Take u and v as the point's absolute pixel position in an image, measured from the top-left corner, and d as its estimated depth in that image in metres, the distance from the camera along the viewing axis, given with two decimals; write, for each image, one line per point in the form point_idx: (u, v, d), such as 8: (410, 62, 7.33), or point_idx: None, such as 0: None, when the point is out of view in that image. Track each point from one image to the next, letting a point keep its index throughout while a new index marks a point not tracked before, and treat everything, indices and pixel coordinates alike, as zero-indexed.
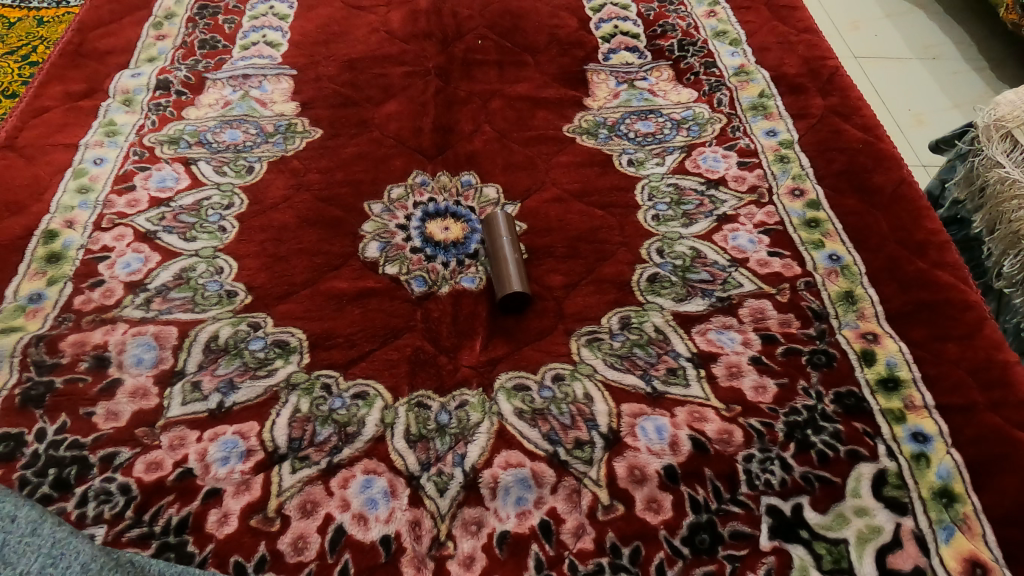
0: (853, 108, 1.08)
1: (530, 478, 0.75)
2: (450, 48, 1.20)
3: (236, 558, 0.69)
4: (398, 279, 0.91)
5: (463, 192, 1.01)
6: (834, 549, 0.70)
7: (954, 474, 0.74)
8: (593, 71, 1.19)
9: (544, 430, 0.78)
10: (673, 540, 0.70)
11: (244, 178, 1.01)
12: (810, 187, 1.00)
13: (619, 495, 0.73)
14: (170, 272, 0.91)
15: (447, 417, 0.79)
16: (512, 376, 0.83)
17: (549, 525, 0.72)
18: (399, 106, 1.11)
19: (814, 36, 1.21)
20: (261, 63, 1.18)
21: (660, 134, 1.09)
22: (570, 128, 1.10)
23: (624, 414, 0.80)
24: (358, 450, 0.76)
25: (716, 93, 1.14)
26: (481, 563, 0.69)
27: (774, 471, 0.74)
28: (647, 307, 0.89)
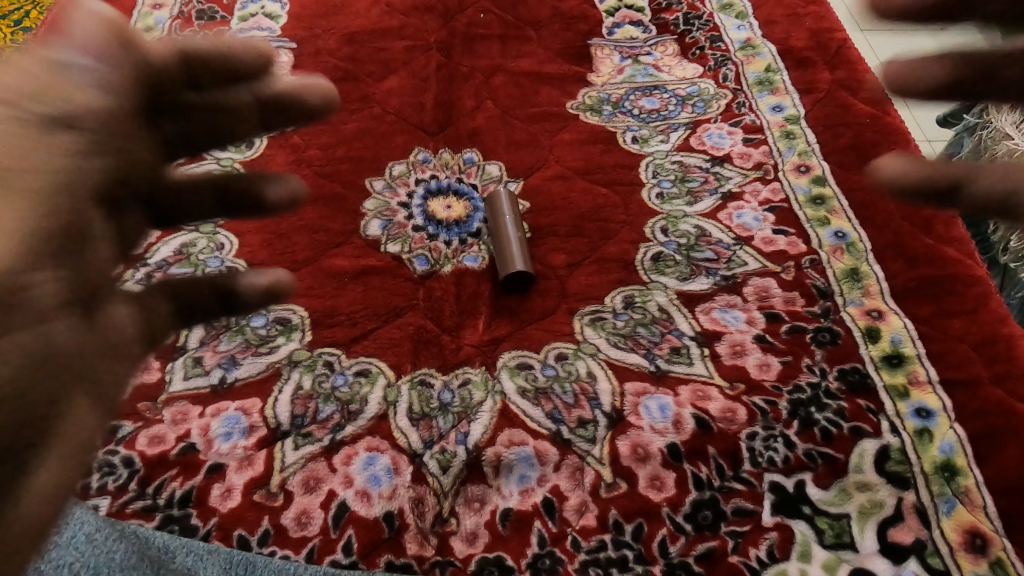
0: (861, 83, 1.07)
1: (533, 456, 0.75)
2: (451, 21, 1.18)
3: (240, 532, 0.69)
4: (400, 257, 0.91)
5: (465, 170, 1.00)
6: (836, 524, 0.70)
7: (957, 449, 0.74)
8: (597, 45, 1.17)
9: (547, 409, 0.78)
10: (676, 517, 0.71)
11: (243, 153, 1.00)
12: (816, 164, 0.99)
13: (622, 472, 0.74)
14: (170, 247, 0.90)
15: (449, 396, 0.79)
16: (515, 354, 0.83)
17: (552, 502, 0.72)
18: (400, 81, 1.09)
19: (823, 9, 1.19)
20: (259, 35, 1.16)
21: (665, 111, 1.08)
22: (573, 104, 1.08)
23: (627, 393, 0.79)
24: (361, 428, 0.76)
25: (722, 68, 1.13)
26: (484, 539, 0.70)
27: (777, 448, 0.75)
28: (651, 287, 0.88)
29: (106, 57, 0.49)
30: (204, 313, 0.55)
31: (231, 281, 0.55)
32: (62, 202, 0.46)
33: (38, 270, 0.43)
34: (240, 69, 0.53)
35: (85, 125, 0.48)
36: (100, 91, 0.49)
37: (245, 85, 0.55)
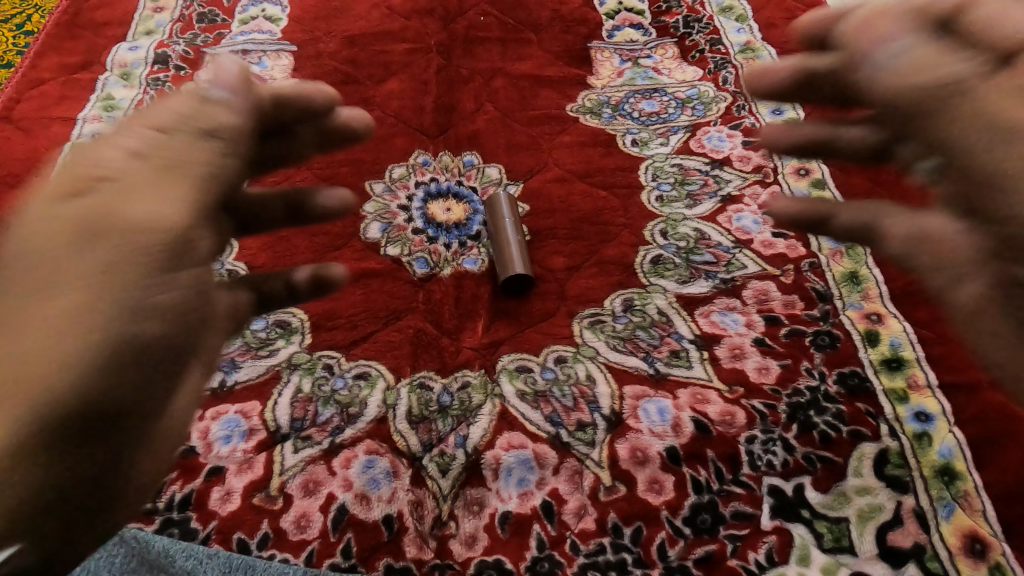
0: None
1: (531, 460, 0.75)
2: (452, 24, 1.18)
3: (239, 535, 0.69)
4: (400, 259, 0.91)
5: (466, 172, 1.01)
6: (835, 527, 0.70)
7: (956, 453, 0.73)
8: (597, 48, 1.17)
9: (546, 412, 0.78)
10: (675, 520, 0.71)
11: None
12: (815, 167, 0.98)
13: (621, 476, 0.74)
14: None
15: (448, 399, 0.79)
16: (514, 357, 0.83)
17: (551, 505, 0.72)
18: (400, 84, 1.09)
19: (823, 11, 1.19)
20: (260, 38, 1.16)
21: (665, 113, 1.08)
22: (573, 107, 1.08)
23: (626, 396, 0.80)
24: (360, 431, 0.76)
25: (721, 71, 1.13)
26: (483, 542, 0.70)
27: (776, 452, 0.75)
28: (650, 290, 0.88)
29: (236, 92, 0.56)
30: (273, 303, 0.62)
31: (284, 275, 0.62)
32: (214, 190, 0.52)
33: (201, 231, 0.50)
34: (318, 111, 0.60)
35: (222, 136, 0.54)
36: (240, 115, 0.55)
37: (310, 127, 0.60)
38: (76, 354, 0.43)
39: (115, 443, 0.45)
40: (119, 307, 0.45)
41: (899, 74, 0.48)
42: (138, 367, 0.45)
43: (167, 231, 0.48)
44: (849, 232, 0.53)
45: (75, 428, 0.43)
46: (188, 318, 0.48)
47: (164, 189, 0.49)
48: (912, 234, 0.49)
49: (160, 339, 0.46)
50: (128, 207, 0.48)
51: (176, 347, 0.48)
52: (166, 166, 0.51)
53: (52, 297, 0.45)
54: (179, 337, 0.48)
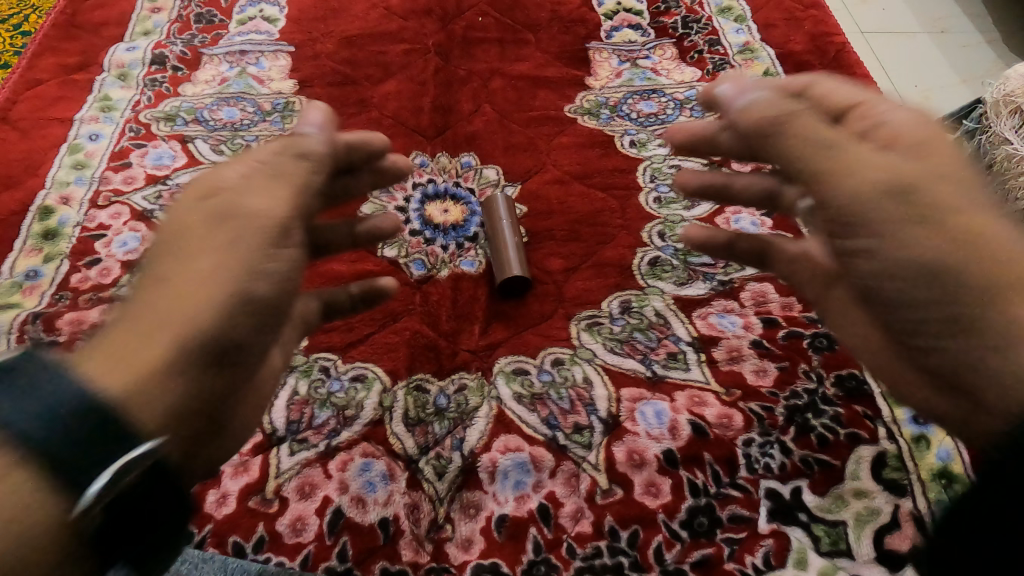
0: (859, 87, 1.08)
1: (528, 463, 0.75)
2: (450, 25, 1.17)
3: (235, 539, 0.69)
4: (397, 261, 0.91)
5: (463, 174, 1.00)
6: (833, 531, 0.70)
7: (955, 456, 0.73)
8: (595, 49, 1.17)
9: (543, 415, 0.78)
10: (671, 524, 0.70)
11: None
12: None
13: (617, 479, 0.73)
14: None
15: (445, 401, 0.79)
16: (511, 360, 0.82)
17: (548, 508, 0.72)
18: (398, 85, 1.09)
19: (821, 13, 1.19)
20: (258, 39, 1.16)
21: (663, 115, 1.08)
22: (572, 108, 1.08)
23: (623, 398, 0.79)
24: (356, 434, 0.76)
25: (720, 72, 1.13)
26: (479, 546, 0.70)
27: (773, 455, 0.74)
28: (648, 292, 0.88)
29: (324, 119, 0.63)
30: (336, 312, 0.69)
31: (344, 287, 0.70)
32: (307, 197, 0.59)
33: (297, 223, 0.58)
34: (376, 153, 0.66)
35: (312, 157, 0.61)
36: (325, 145, 0.62)
37: (367, 171, 0.67)
38: (212, 298, 0.51)
39: (223, 384, 0.51)
40: (242, 269, 0.53)
41: (741, 114, 0.58)
42: (252, 321, 0.53)
43: (271, 220, 0.56)
44: (750, 254, 0.66)
45: (202, 360, 0.49)
46: (285, 288, 0.56)
47: (265, 192, 0.57)
48: (796, 253, 0.63)
49: (268, 301, 0.54)
50: (245, 199, 0.57)
51: (274, 312, 0.56)
52: (273, 172, 0.58)
53: (194, 259, 0.53)
54: (279, 305, 0.56)
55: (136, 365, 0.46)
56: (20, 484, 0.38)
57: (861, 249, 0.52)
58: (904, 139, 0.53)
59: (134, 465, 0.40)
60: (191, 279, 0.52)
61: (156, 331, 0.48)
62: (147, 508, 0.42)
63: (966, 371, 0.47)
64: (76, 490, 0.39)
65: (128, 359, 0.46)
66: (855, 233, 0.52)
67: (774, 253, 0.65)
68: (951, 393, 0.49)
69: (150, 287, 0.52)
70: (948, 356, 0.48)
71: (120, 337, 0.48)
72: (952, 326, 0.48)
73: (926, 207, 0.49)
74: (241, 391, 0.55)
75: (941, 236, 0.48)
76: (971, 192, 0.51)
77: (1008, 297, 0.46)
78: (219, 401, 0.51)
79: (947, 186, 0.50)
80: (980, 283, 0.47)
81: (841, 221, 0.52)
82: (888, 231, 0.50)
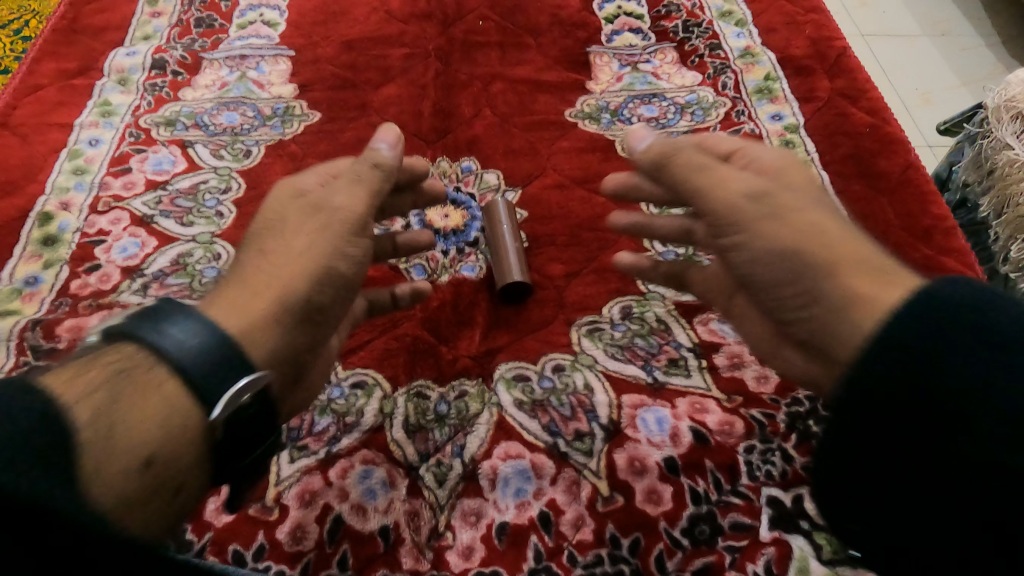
0: (860, 91, 1.08)
1: (529, 470, 0.74)
2: (450, 29, 1.17)
3: (235, 547, 0.69)
4: (398, 266, 0.90)
5: (464, 178, 1.00)
6: (835, 539, 0.69)
7: None
8: (596, 53, 1.17)
9: (543, 421, 0.78)
10: (673, 531, 0.70)
11: (241, 162, 1.00)
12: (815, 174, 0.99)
13: (619, 486, 0.73)
14: (168, 257, 0.90)
15: (446, 408, 0.79)
16: (511, 366, 0.82)
17: (549, 515, 0.72)
18: (399, 89, 1.09)
19: (822, 17, 1.19)
20: (258, 44, 1.15)
21: (664, 119, 1.07)
22: (572, 112, 1.08)
23: (625, 405, 0.79)
24: (357, 441, 0.76)
25: (721, 76, 1.12)
26: (480, 554, 0.69)
27: (774, 462, 0.74)
28: (649, 297, 0.88)
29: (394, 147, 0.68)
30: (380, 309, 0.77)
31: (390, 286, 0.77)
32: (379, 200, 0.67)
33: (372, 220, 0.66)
34: (418, 175, 0.76)
35: (386, 166, 0.67)
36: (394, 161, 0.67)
37: (411, 193, 0.78)
38: (305, 269, 0.59)
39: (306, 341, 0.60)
40: (330, 247, 0.60)
41: (641, 146, 0.65)
42: (334, 292, 0.61)
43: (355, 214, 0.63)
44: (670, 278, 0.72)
45: (296, 318, 0.58)
46: (362, 271, 0.64)
47: (351, 186, 0.64)
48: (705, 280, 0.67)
49: (348, 277, 0.62)
50: (331, 193, 0.64)
51: (354, 286, 0.63)
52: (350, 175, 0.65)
53: (292, 235, 0.61)
54: (358, 280, 0.64)
55: (252, 312, 0.55)
56: (170, 395, 0.47)
57: (736, 243, 0.56)
58: (772, 169, 0.60)
59: (249, 386, 0.50)
60: (289, 256, 0.59)
61: (260, 295, 0.56)
62: (257, 428, 0.51)
63: (828, 337, 0.51)
64: (205, 408, 0.48)
65: (243, 309, 0.55)
66: (736, 230, 0.56)
67: (690, 275, 0.69)
68: (823, 361, 0.52)
69: (253, 254, 0.60)
70: (811, 327, 0.53)
71: (236, 295, 0.56)
72: (804, 296, 0.52)
73: (780, 205, 0.55)
74: (319, 349, 0.64)
75: (787, 224, 0.54)
76: (821, 206, 0.57)
77: (847, 271, 0.51)
78: (304, 355, 0.60)
79: (797, 194, 0.57)
80: (823, 261, 0.52)
81: (713, 221, 0.58)
82: (757, 227, 0.55)
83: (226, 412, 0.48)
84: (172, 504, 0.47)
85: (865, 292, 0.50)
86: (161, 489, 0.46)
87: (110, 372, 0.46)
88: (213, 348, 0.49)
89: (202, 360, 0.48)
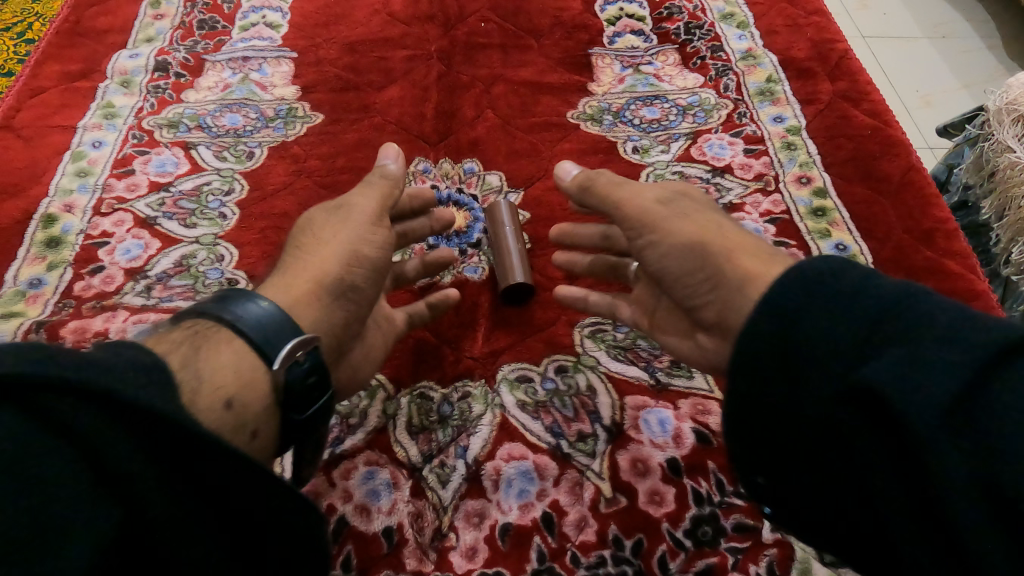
0: (862, 93, 1.08)
1: (532, 471, 0.74)
2: (452, 30, 1.17)
3: None
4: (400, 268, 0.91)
5: (466, 180, 1.00)
6: None
7: None
8: (598, 55, 1.17)
9: (546, 422, 0.78)
10: (676, 532, 0.70)
11: (244, 164, 1.00)
12: (816, 175, 1.00)
13: (621, 487, 0.73)
14: (171, 259, 0.91)
15: (449, 409, 0.79)
16: (514, 367, 0.82)
17: (552, 517, 0.72)
18: (401, 91, 1.09)
19: (823, 19, 1.19)
20: (261, 46, 1.16)
21: (665, 120, 1.08)
22: (574, 114, 1.08)
23: (627, 406, 0.79)
24: (360, 442, 0.76)
25: (723, 78, 1.13)
26: (484, 554, 0.69)
27: None
28: None
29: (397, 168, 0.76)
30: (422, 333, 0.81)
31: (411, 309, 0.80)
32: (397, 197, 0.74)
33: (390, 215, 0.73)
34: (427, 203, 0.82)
35: (391, 175, 0.75)
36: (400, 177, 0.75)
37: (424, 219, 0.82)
38: (335, 254, 0.65)
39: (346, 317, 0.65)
40: (355, 235, 0.67)
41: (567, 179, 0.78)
42: (366, 273, 0.67)
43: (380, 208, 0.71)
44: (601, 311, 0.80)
45: (331, 295, 0.64)
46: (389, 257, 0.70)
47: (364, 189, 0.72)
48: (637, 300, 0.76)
49: (374, 260, 0.68)
50: (350, 196, 0.72)
51: (383, 271, 0.69)
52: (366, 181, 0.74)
53: (320, 230, 0.68)
54: (386, 266, 0.70)
55: (293, 293, 0.62)
56: (239, 351, 0.53)
57: (648, 242, 0.65)
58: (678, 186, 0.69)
59: (301, 345, 0.55)
60: (320, 245, 0.66)
61: (299, 276, 0.63)
62: (315, 386, 0.56)
63: (726, 312, 0.58)
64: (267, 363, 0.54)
65: (287, 290, 0.62)
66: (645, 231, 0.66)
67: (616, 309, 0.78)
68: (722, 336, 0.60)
69: (291, 249, 0.68)
70: (718, 309, 0.59)
71: (282, 279, 0.64)
72: (709, 280, 0.59)
73: (684, 209, 0.65)
74: (361, 328, 0.69)
75: (691, 221, 0.63)
76: (716, 212, 0.67)
77: (740, 254, 0.59)
78: (343, 332, 0.66)
79: (699, 204, 0.66)
80: (719, 248, 0.60)
81: (635, 226, 0.67)
82: (661, 225, 0.64)
83: (284, 367, 0.54)
84: (249, 446, 0.53)
85: (755, 271, 0.57)
86: (241, 431, 0.51)
87: (183, 338, 0.52)
88: (271, 313, 0.55)
89: (259, 323, 0.54)
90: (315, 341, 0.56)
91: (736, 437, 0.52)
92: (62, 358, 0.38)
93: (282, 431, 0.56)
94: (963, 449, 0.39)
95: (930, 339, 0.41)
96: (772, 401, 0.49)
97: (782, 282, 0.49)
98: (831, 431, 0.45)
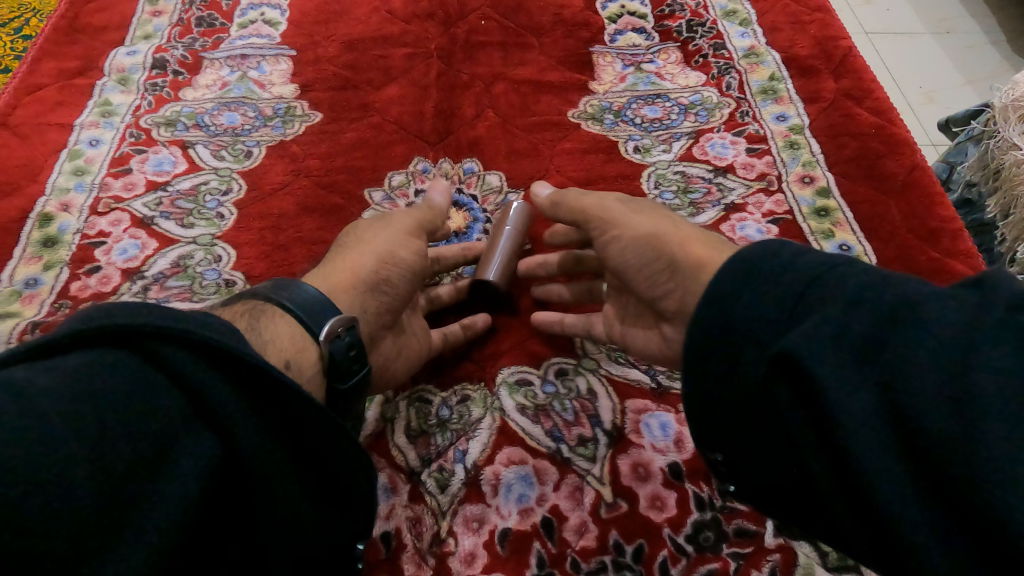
0: (866, 91, 1.07)
1: (531, 475, 0.74)
2: (452, 28, 1.16)
3: None
4: None
5: (466, 179, 0.99)
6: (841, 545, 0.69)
7: None
8: (599, 53, 1.16)
9: (546, 427, 0.77)
10: (677, 538, 0.70)
11: (241, 163, 0.99)
12: (820, 175, 0.99)
13: (622, 492, 0.73)
14: (168, 259, 0.90)
15: (447, 411, 0.78)
16: (514, 370, 0.82)
17: (552, 522, 0.71)
18: (400, 90, 1.08)
19: (827, 16, 1.18)
20: (259, 43, 1.15)
21: (668, 119, 1.06)
22: (575, 113, 1.07)
23: (628, 410, 0.78)
24: None
25: (725, 77, 1.11)
26: (483, 560, 0.68)
27: None
28: None
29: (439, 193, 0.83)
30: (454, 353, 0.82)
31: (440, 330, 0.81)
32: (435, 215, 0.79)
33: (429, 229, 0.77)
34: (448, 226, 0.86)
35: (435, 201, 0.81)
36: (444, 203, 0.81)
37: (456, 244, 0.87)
38: (376, 252, 0.69)
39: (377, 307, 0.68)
40: (392, 239, 0.71)
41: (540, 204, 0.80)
42: (401, 272, 0.69)
43: (419, 220, 0.75)
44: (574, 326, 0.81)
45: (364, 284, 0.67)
46: (424, 263, 0.73)
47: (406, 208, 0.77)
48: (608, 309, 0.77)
49: (410, 262, 0.70)
50: (395, 213, 0.77)
51: (418, 274, 0.71)
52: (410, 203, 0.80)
53: (363, 234, 0.72)
54: (422, 270, 0.72)
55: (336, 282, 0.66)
56: (289, 324, 0.58)
57: (610, 239, 0.69)
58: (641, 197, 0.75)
59: (341, 322, 0.58)
60: (362, 244, 0.70)
61: (340, 269, 0.68)
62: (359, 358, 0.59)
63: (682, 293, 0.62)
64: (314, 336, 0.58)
65: (330, 280, 0.66)
66: (605, 230, 0.70)
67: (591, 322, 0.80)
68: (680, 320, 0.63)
69: (336, 249, 0.72)
70: (678, 296, 0.62)
71: (326, 271, 0.68)
72: (666, 269, 0.62)
73: (642, 209, 0.69)
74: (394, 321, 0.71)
75: (649, 218, 0.67)
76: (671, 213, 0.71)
77: (692, 242, 0.62)
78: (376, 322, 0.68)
79: (655, 206, 0.71)
80: (678, 236, 0.63)
81: (598, 226, 0.70)
82: (622, 223, 0.68)
83: (327, 340, 0.57)
84: None
85: (705, 257, 0.60)
86: None
87: (243, 311, 0.57)
88: (318, 293, 0.60)
89: (308, 303, 0.59)
90: (355, 319, 0.59)
91: (699, 420, 0.54)
92: (152, 311, 0.43)
93: (328, 398, 0.60)
94: (871, 402, 0.39)
95: (840, 305, 0.43)
96: (720, 378, 0.51)
97: (724, 270, 0.51)
98: (766, 400, 0.46)
